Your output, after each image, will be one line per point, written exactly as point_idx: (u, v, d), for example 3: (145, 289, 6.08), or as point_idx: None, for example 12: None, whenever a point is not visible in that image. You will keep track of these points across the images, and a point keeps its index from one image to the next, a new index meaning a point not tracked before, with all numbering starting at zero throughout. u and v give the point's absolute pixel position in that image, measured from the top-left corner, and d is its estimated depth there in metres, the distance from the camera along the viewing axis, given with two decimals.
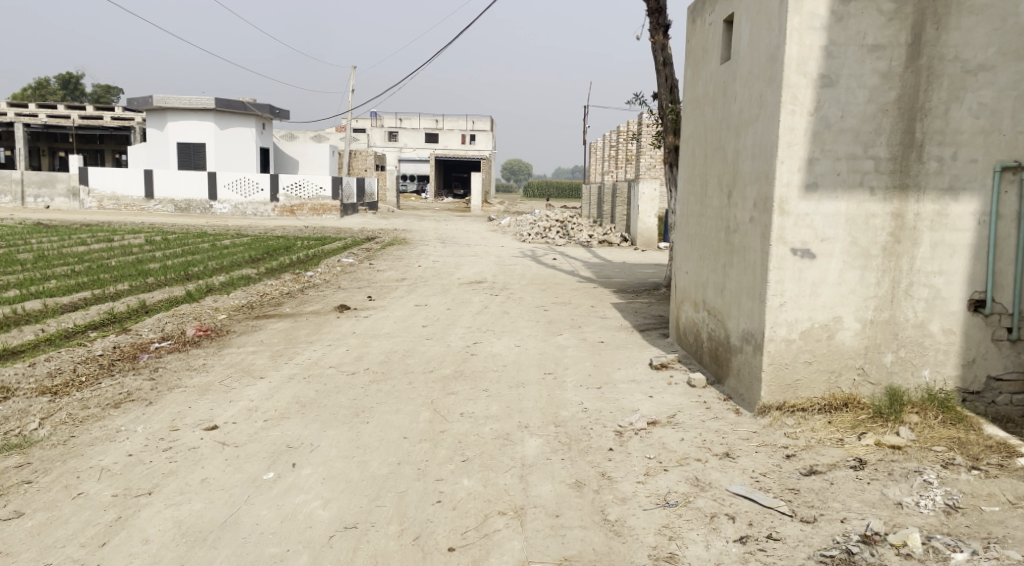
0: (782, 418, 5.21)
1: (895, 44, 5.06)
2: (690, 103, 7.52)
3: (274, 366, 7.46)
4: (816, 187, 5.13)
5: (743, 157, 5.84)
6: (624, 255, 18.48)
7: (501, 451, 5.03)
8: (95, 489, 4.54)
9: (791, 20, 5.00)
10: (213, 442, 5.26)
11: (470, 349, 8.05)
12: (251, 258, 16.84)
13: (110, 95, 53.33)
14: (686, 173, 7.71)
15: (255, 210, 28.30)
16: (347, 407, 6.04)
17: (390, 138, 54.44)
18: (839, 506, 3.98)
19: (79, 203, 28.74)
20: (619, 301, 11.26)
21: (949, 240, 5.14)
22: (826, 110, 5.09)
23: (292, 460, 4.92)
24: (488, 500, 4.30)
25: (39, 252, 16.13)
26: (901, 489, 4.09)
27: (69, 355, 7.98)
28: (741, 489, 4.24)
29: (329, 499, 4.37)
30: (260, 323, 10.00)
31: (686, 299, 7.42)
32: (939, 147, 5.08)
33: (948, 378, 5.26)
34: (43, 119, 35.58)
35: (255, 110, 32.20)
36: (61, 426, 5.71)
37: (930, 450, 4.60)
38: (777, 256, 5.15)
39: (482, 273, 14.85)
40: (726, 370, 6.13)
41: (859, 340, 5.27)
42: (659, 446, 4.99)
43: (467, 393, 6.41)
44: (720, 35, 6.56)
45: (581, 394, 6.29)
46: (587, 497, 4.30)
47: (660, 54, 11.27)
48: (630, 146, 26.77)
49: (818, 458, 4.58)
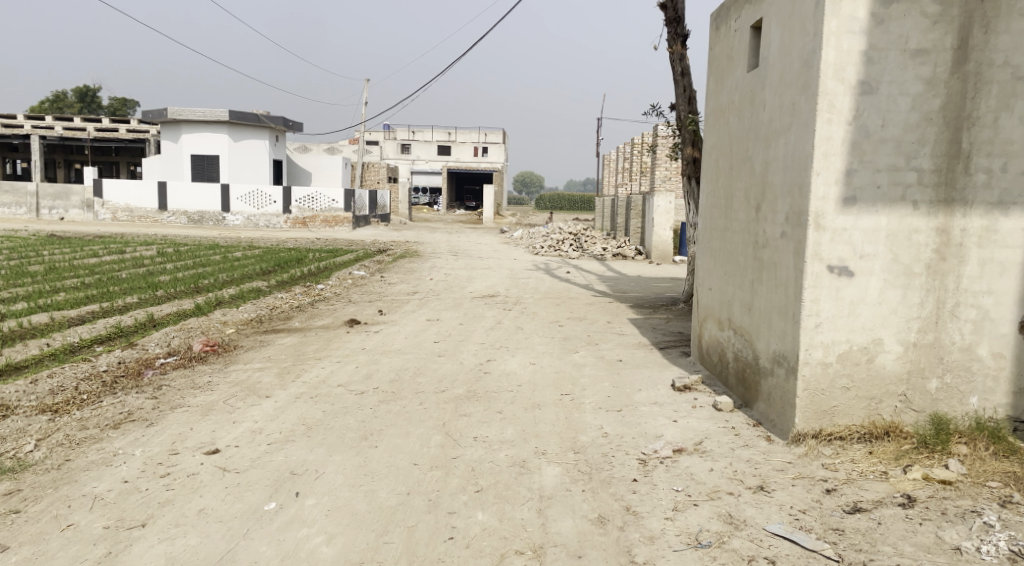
0: (818, 448, 4.87)
1: (940, 49, 4.75)
2: (714, 113, 7.22)
3: (280, 385, 7.16)
4: (855, 201, 4.81)
5: (774, 169, 5.53)
6: (639, 269, 18.14)
7: (517, 480, 4.71)
8: (86, 520, 4.26)
9: (828, 23, 4.70)
10: (213, 468, 4.97)
11: (483, 367, 7.74)
12: (263, 270, 16.63)
13: (125, 108, 53.59)
14: (708, 186, 7.40)
15: (268, 222, 28.15)
16: (355, 430, 5.74)
17: (403, 150, 54.67)
18: (890, 551, 3.65)
19: (93, 215, 28.74)
20: (637, 317, 10.92)
21: (999, 258, 4.81)
22: (865, 119, 4.78)
23: (296, 489, 4.61)
24: (505, 538, 3.99)
25: (50, 265, 15.99)
26: (959, 532, 3.75)
27: (72, 371, 7.73)
28: (780, 528, 3.90)
29: (334, 534, 4.07)
30: (269, 338, 9.72)
31: (710, 317, 7.10)
32: (987, 158, 4.77)
33: (998, 406, 4.91)
34: (59, 131, 35.77)
35: (269, 121, 32.21)
36: (57, 447, 5.45)
37: (983, 485, 4.26)
38: (812, 274, 4.83)
39: (495, 286, 14.55)
40: (755, 394, 5.80)
41: (901, 364, 4.93)
42: (688, 477, 4.66)
43: (480, 415, 6.11)
44: (747, 41, 6.27)
45: (600, 417, 5.97)
46: (612, 535, 3.98)
47: (678, 64, 10.97)
48: (644, 158, 26.56)
49: (862, 493, 4.24)
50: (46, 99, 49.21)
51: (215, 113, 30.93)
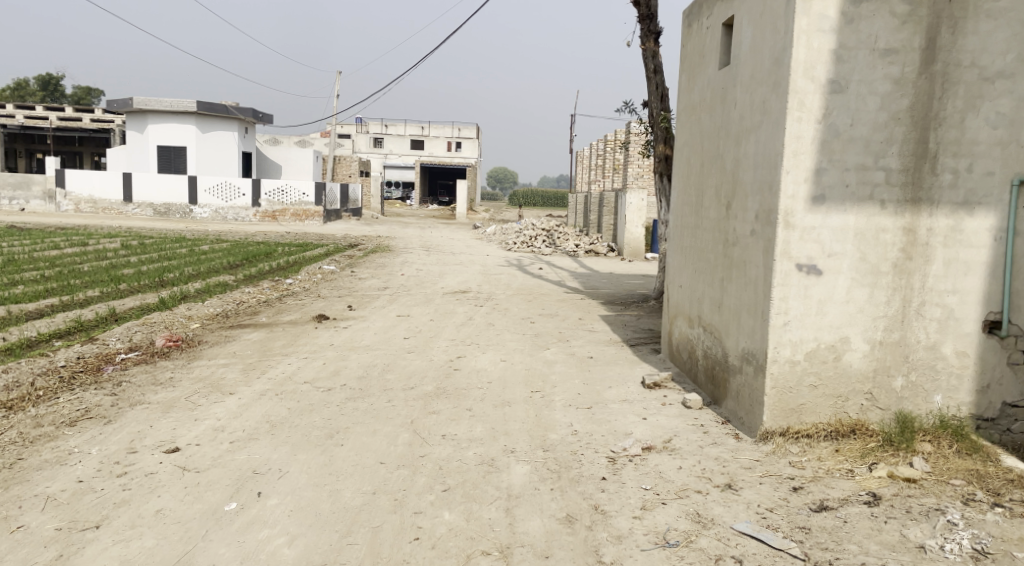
0: (785, 446, 4.88)
1: (909, 48, 4.77)
2: (685, 110, 7.21)
3: (245, 381, 7.03)
4: (824, 200, 4.82)
5: (744, 166, 5.53)
6: (611, 266, 18.15)
7: (485, 479, 4.66)
8: (37, 521, 4.13)
9: (799, 21, 4.70)
10: (172, 467, 4.85)
11: (453, 364, 7.66)
12: (230, 264, 16.38)
13: (90, 97, 52.51)
14: (680, 184, 7.40)
15: (236, 215, 27.73)
16: (321, 428, 5.64)
17: (376, 144, 53.76)
18: (856, 549, 3.66)
19: (56, 206, 28.15)
20: (608, 314, 10.92)
21: (964, 258, 4.85)
22: (834, 118, 4.79)
23: (258, 489, 4.51)
24: (471, 538, 3.94)
25: (9, 256, 15.59)
26: (923, 530, 3.77)
27: (29, 366, 7.52)
28: (747, 527, 3.90)
29: (296, 535, 3.98)
30: (235, 334, 9.55)
31: (680, 314, 7.10)
32: (954, 158, 4.80)
33: (962, 404, 4.96)
34: (20, 120, 34.94)
35: (238, 113, 31.76)
36: (9, 445, 5.29)
37: (947, 483, 4.29)
38: (781, 272, 4.83)
39: (466, 282, 14.46)
40: (724, 392, 5.80)
41: (867, 362, 4.95)
42: (656, 475, 4.64)
43: (449, 412, 6.04)
44: (719, 38, 6.25)
45: (570, 414, 5.94)
46: (579, 534, 3.95)
47: (651, 62, 10.96)
48: (618, 155, 26.67)
49: (828, 491, 4.25)
50: (7, 87, 48.11)
51: (183, 104, 30.40)
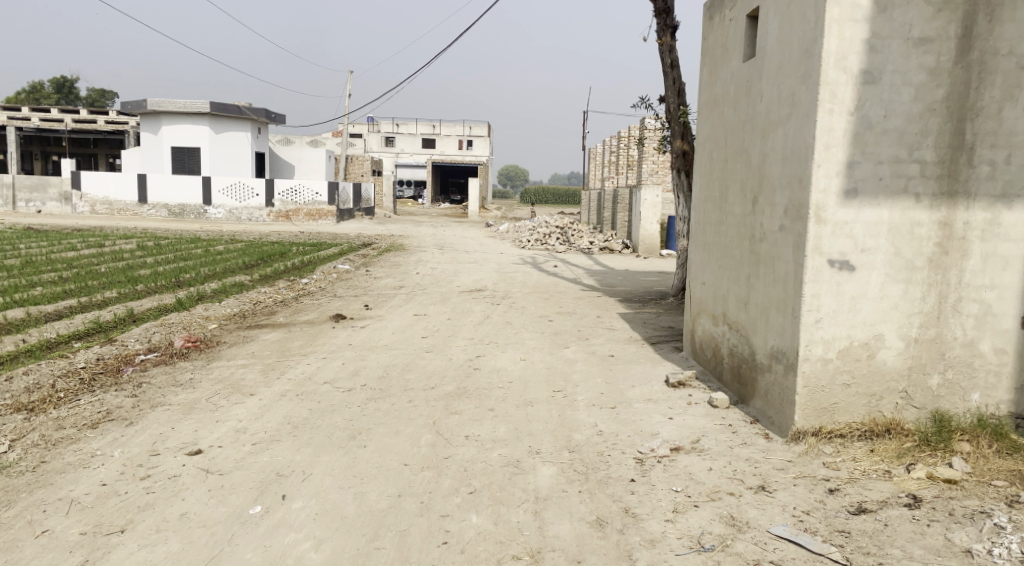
0: (818, 446, 4.77)
1: (944, 37, 4.64)
2: (707, 104, 7.09)
3: (264, 382, 6.98)
4: (856, 193, 4.70)
5: (771, 161, 5.42)
6: (627, 263, 18.03)
7: (512, 481, 4.57)
8: (61, 526, 4.08)
9: (830, 11, 4.58)
10: (195, 470, 4.79)
11: (472, 363, 7.58)
12: (246, 264, 16.38)
13: (105, 100, 52.83)
14: (701, 179, 7.28)
15: (250, 215, 27.76)
16: (343, 429, 5.58)
17: (388, 143, 53.88)
18: (899, 554, 3.56)
19: (72, 208, 28.30)
20: (626, 312, 10.81)
21: (1002, 252, 4.71)
22: (867, 109, 4.67)
23: (282, 492, 4.44)
24: (501, 543, 3.85)
25: (27, 258, 15.64)
26: (968, 534, 3.66)
27: (49, 368, 7.49)
28: (784, 531, 3.80)
29: (322, 539, 3.91)
30: (252, 334, 9.51)
31: (703, 312, 6.99)
32: (991, 150, 4.66)
33: (1000, 403, 4.83)
34: (36, 123, 35.15)
35: (251, 114, 31.83)
36: (32, 448, 5.25)
37: (988, 484, 4.17)
38: (813, 268, 4.72)
39: (482, 280, 14.39)
40: (751, 390, 5.69)
41: (902, 360, 4.83)
42: (687, 477, 4.54)
43: (471, 413, 5.96)
44: (743, 30, 6.14)
45: (594, 414, 5.84)
46: (611, 538, 3.86)
47: (668, 56, 10.84)
48: (631, 151, 26.55)
49: (866, 493, 4.14)
50: (22, 90, 48.50)
51: (196, 105, 30.47)
